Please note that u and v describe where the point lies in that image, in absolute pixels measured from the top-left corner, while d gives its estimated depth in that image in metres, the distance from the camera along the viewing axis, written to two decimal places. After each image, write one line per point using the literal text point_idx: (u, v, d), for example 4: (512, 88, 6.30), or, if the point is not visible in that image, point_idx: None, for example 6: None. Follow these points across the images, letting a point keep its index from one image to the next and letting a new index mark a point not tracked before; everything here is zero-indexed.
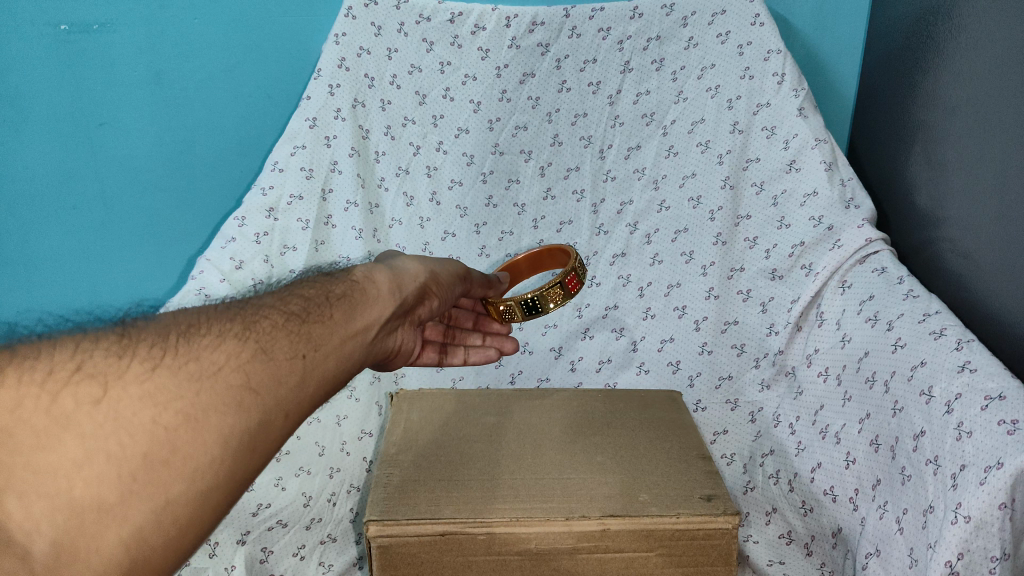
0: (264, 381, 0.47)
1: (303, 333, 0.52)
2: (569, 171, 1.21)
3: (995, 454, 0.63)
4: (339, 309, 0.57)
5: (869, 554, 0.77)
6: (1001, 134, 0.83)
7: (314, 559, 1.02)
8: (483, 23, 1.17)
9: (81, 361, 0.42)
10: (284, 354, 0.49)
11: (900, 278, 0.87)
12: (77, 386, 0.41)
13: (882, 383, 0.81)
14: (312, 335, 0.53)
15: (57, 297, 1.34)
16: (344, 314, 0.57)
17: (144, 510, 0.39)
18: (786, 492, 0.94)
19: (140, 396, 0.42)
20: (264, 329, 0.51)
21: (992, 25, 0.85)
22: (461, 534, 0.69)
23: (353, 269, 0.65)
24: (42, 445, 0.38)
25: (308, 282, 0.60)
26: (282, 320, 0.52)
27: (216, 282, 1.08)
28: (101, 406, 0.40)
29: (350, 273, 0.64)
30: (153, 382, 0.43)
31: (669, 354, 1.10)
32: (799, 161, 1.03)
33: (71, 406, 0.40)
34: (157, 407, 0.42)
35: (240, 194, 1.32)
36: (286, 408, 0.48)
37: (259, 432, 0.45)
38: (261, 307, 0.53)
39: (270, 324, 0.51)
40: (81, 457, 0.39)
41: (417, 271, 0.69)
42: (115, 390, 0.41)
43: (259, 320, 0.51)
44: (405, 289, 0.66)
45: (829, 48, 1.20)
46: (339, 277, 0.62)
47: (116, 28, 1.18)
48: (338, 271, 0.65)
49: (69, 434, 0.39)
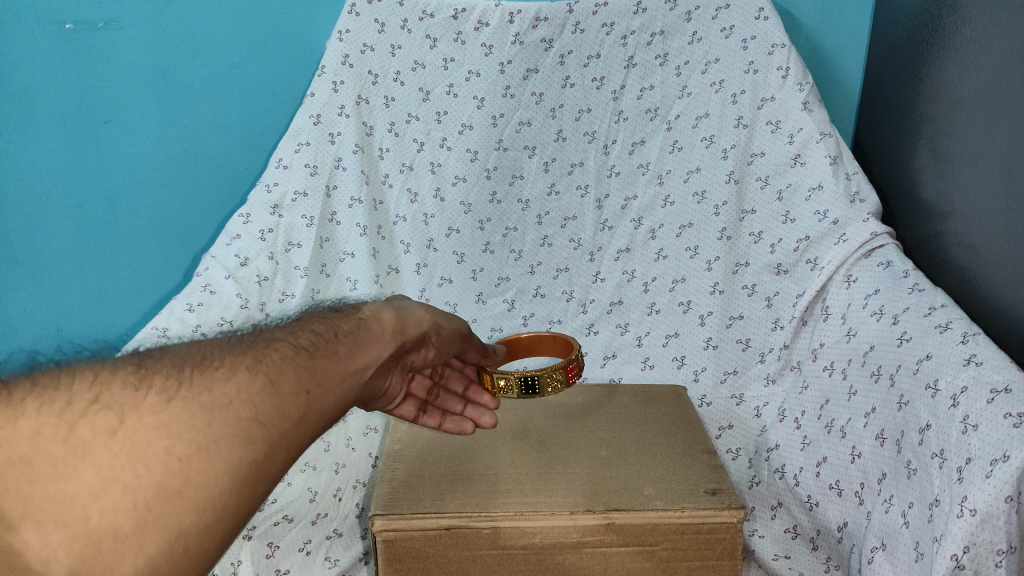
0: (272, 414, 0.46)
1: (310, 367, 0.52)
2: (572, 167, 1.19)
3: (1000, 446, 0.63)
4: (344, 345, 0.57)
5: (874, 548, 0.77)
6: (1007, 127, 0.83)
7: (320, 554, 1.03)
8: (486, 19, 1.16)
9: (99, 392, 0.42)
10: (290, 387, 0.49)
11: (905, 273, 0.87)
12: (95, 416, 0.40)
13: (887, 377, 0.81)
14: (318, 370, 0.52)
15: (61, 299, 1.33)
16: (349, 350, 0.57)
17: (160, 539, 0.39)
18: (791, 487, 0.93)
19: (156, 426, 0.41)
20: (274, 361, 0.50)
21: (999, 16, 0.84)
22: (467, 529, 0.70)
23: (359, 306, 0.65)
24: (59, 475, 0.38)
25: (316, 318, 0.60)
26: (293, 353, 0.52)
27: (221, 279, 1.08)
28: (118, 436, 0.40)
29: (357, 311, 0.64)
30: (168, 413, 0.42)
31: (673, 349, 1.11)
32: (803, 156, 1.04)
33: (88, 436, 0.39)
34: (172, 437, 0.41)
35: (245, 191, 1.31)
36: (290, 440, 0.47)
37: (265, 464, 0.45)
38: (272, 340, 0.53)
39: (281, 356, 0.51)
40: (98, 486, 0.38)
41: (423, 317, 0.69)
42: (131, 420, 0.41)
43: (270, 353, 0.51)
44: (408, 331, 0.66)
45: (836, 42, 1.19)
46: (347, 314, 0.63)
47: (120, 26, 1.19)
48: (348, 307, 0.65)
49: (86, 463, 0.39)
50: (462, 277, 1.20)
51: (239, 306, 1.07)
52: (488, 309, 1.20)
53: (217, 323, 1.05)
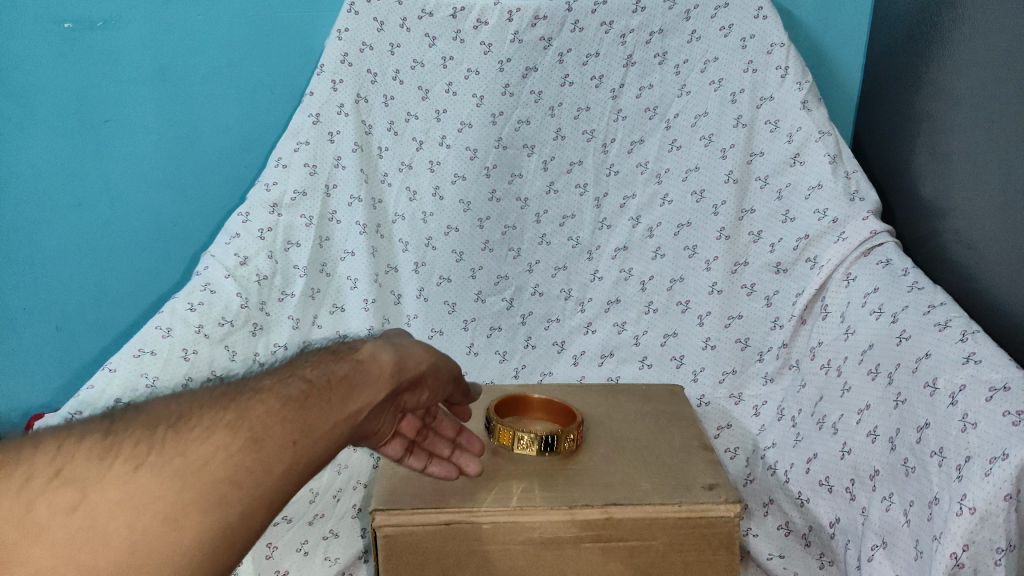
0: (249, 476, 0.43)
1: (300, 417, 0.48)
2: (571, 165, 1.19)
3: (999, 444, 0.63)
4: (338, 390, 0.52)
5: (874, 546, 0.78)
6: (1006, 125, 0.83)
7: (319, 554, 1.04)
8: (485, 17, 1.16)
9: (62, 466, 0.40)
10: (272, 445, 0.45)
11: (905, 270, 0.87)
12: (55, 492, 0.39)
13: (885, 375, 0.82)
14: (309, 420, 0.48)
15: (59, 298, 1.32)
16: (343, 394, 0.52)
17: None
18: (782, 484, 0.96)
19: (119, 500, 0.39)
20: (257, 415, 0.46)
21: (997, 15, 0.84)
22: (466, 524, 0.69)
23: (356, 346, 0.59)
24: (14, 556, 0.37)
25: (310, 360, 0.55)
26: (280, 404, 0.48)
27: (221, 278, 1.07)
28: (78, 514, 0.38)
29: (355, 352, 0.58)
30: (132, 485, 0.40)
31: (672, 349, 1.11)
32: (803, 155, 1.04)
33: (47, 515, 0.38)
34: (135, 511, 0.39)
35: (244, 190, 1.31)
36: (272, 499, 0.44)
37: (240, 528, 0.42)
38: (257, 389, 0.49)
39: (265, 409, 0.47)
40: (56, 565, 0.37)
41: (422, 356, 0.63)
42: (92, 495, 0.39)
43: (253, 405, 0.47)
44: (408, 370, 0.60)
45: (834, 41, 1.19)
46: (343, 356, 0.57)
47: (120, 24, 1.19)
48: (344, 347, 0.60)
49: (40, 544, 0.37)
50: (461, 276, 1.20)
51: (239, 305, 1.06)
52: (487, 308, 1.21)
53: (219, 323, 1.04)
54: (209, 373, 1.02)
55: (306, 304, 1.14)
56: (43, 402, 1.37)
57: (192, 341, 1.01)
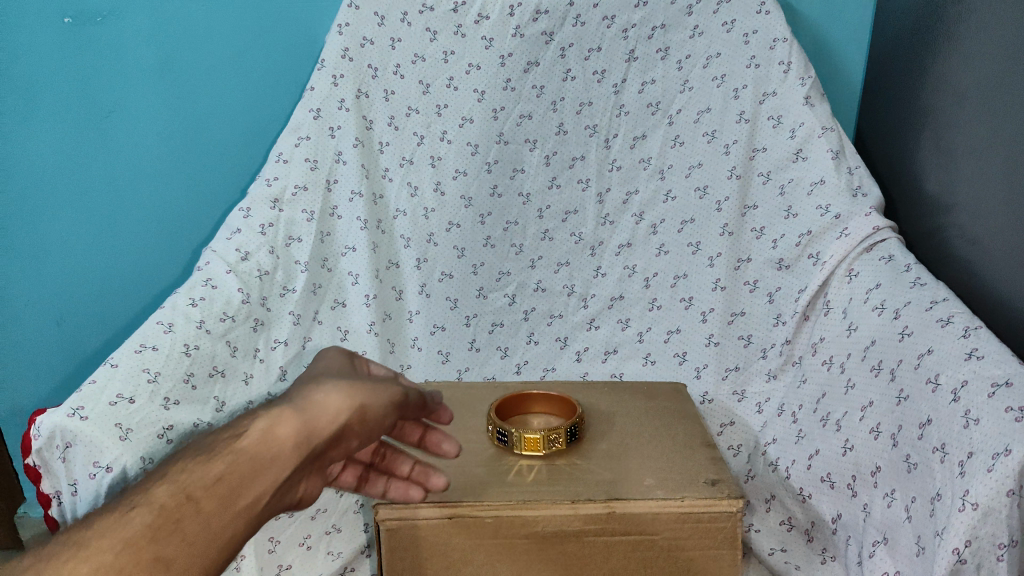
0: None
1: (158, 543, 0.49)
2: (574, 160, 1.18)
3: (1002, 440, 0.63)
4: (217, 491, 0.53)
5: (875, 542, 0.79)
6: (1010, 120, 0.82)
7: (321, 548, 1.05)
8: (487, 11, 1.15)
9: None
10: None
11: (907, 267, 0.87)
12: None
13: (888, 371, 0.82)
14: (171, 541, 0.49)
15: (59, 291, 1.32)
16: (225, 494, 0.53)
17: None
18: (783, 480, 0.97)
19: None
20: (110, 550, 0.48)
21: (1003, 9, 0.84)
22: (469, 517, 0.70)
23: (258, 412, 0.58)
24: None
25: (199, 452, 0.55)
26: (137, 532, 0.49)
27: (223, 273, 1.05)
28: None
29: (250, 426, 0.57)
30: None
31: (675, 345, 1.11)
32: (805, 151, 1.04)
33: None
34: None
35: (246, 184, 1.31)
36: None
37: None
38: (122, 512, 0.50)
39: (119, 542, 0.48)
40: None
41: (337, 408, 0.60)
42: None
43: (109, 538, 0.48)
44: (317, 434, 0.58)
45: (839, 35, 1.17)
46: (238, 435, 0.56)
47: (120, 19, 1.19)
48: (245, 416, 0.58)
49: None
50: (462, 272, 1.20)
51: (241, 301, 1.04)
52: (489, 304, 1.20)
53: (221, 319, 1.01)
54: (212, 369, 0.99)
55: (307, 300, 1.13)
56: (44, 397, 1.37)
57: (194, 336, 0.97)
